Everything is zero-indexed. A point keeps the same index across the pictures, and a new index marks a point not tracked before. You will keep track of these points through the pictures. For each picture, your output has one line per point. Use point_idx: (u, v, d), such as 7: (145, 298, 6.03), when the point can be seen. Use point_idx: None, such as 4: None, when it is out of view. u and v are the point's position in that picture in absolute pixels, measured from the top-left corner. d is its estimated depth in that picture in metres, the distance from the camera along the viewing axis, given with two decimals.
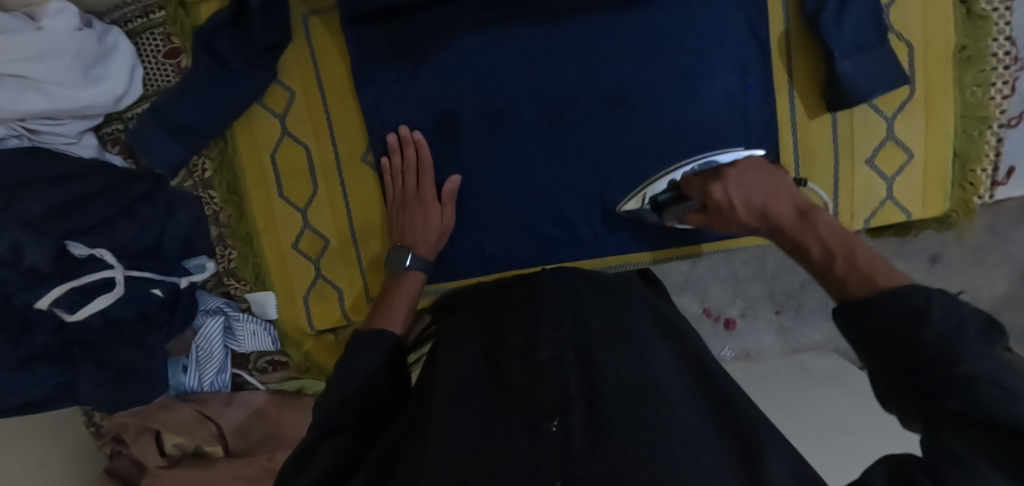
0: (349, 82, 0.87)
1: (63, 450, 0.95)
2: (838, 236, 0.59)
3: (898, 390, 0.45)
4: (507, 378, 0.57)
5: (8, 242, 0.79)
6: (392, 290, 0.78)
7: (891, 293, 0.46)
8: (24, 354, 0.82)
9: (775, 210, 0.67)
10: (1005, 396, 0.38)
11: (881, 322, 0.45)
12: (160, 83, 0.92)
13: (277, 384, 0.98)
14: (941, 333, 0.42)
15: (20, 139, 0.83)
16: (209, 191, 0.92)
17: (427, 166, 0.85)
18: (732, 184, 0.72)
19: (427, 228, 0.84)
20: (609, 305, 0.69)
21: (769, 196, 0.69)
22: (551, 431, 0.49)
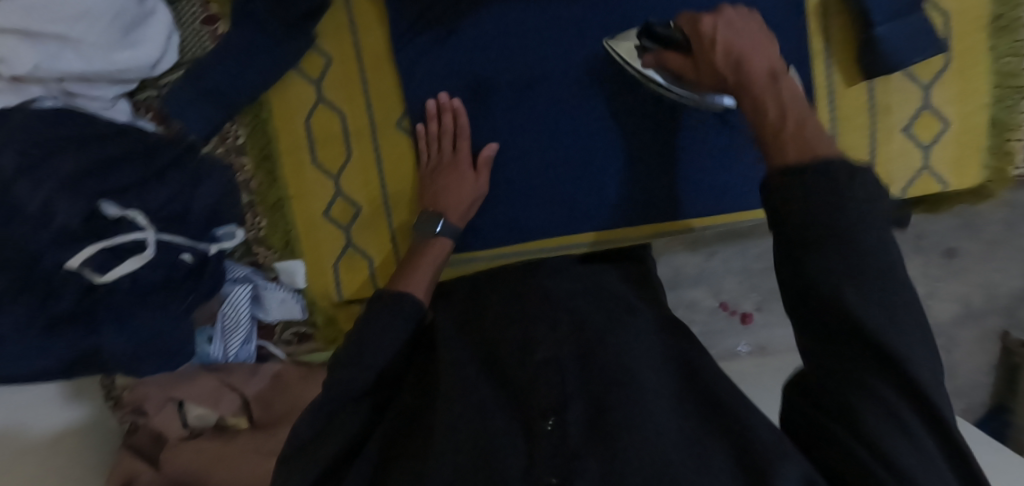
0: (386, 48, 0.87)
1: (68, 427, 0.91)
2: (793, 107, 0.58)
3: (805, 281, 0.50)
4: (509, 377, 0.67)
5: (40, 198, 0.76)
6: (417, 253, 0.80)
7: (822, 169, 0.50)
8: (48, 317, 0.77)
9: (752, 63, 0.60)
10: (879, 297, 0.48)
11: (803, 204, 0.50)
12: (196, 50, 0.93)
13: (303, 355, 0.98)
14: (852, 209, 0.48)
15: (56, 101, 0.84)
16: (242, 158, 0.92)
17: (464, 134, 0.85)
18: (724, 22, 0.63)
19: (460, 193, 0.84)
20: (604, 305, 0.75)
21: (753, 46, 0.61)
22: (548, 430, 0.59)
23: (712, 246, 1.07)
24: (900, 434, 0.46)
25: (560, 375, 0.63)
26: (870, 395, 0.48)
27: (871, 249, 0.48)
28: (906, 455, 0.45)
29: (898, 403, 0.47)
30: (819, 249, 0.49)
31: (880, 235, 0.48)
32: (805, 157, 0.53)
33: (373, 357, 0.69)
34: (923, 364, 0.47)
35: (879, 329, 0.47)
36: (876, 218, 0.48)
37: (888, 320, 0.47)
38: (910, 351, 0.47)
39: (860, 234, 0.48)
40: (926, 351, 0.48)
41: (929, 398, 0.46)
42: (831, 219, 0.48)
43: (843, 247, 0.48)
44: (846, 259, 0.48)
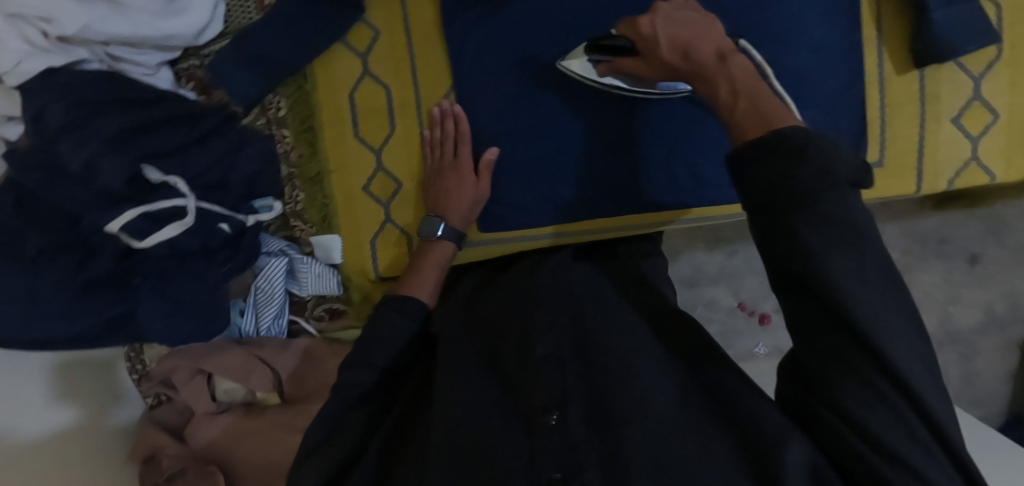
0: (435, 23, 0.87)
1: (57, 430, 0.82)
2: (743, 79, 0.58)
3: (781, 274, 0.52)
4: (511, 375, 0.70)
5: (85, 157, 0.75)
6: (421, 254, 0.84)
7: (778, 139, 0.51)
8: (84, 279, 0.76)
9: (697, 50, 0.61)
10: (850, 279, 0.47)
11: (767, 174, 0.51)
12: (240, 19, 0.92)
13: (335, 332, 0.97)
14: (812, 174, 0.49)
15: (101, 65, 0.83)
16: (283, 130, 0.91)
17: (465, 139, 0.85)
18: (662, 18, 0.64)
19: (461, 197, 0.84)
20: (601, 299, 0.78)
21: (695, 34, 0.62)
22: (551, 425, 0.62)
23: (733, 245, 1.19)
24: (884, 412, 0.47)
25: (560, 371, 0.67)
26: (852, 374, 0.49)
27: (836, 213, 0.48)
28: (888, 430, 0.47)
29: (878, 379, 0.47)
30: (790, 221, 0.49)
31: (844, 199, 0.48)
32: (763, 132, 0.53)
33: (383, 358, 0.74)
34: (899, 333, 0.47)
35: (851, 298, 0.47)
36: (840, 181, 0.48)
37: (863, 289, 0.47)
38: (886, 336, 0.46)
39: (820, 201, 0.48)
40: (901, 319, 0.47)
41: (905, 374, 0.46)
42: (790, 188, 0.49)
43: (806, 217, 0.48)
44: (823, 226, 0.48)
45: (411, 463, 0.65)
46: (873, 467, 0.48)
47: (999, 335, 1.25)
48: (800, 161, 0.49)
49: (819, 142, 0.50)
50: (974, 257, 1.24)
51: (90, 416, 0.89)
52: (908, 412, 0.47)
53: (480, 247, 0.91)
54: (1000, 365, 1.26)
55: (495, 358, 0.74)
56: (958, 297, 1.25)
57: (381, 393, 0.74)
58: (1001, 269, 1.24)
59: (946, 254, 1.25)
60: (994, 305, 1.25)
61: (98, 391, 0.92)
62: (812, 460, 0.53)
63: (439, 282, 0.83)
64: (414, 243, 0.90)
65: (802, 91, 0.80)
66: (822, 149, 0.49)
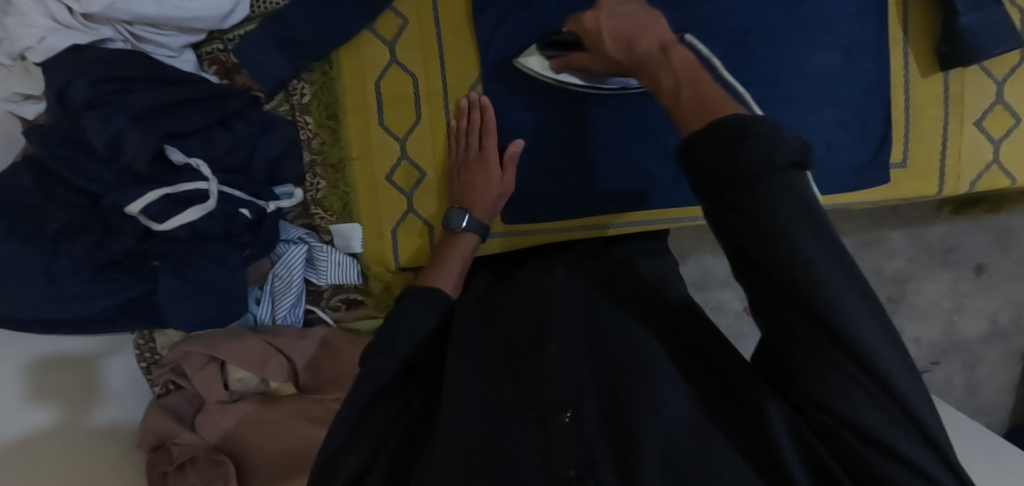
0: (465, 12, 0.87)
1: (33, 433, 0.75)
2: (683, 68, 0.56)
3: (750, 267, 0.48)
4: (521, 370, 0.67)
5: (110, 133, 0.74)
6: (445, 246, 0.83)
7: (716, 124, 0.47)
8: (104, 257, 0.77)
9: (639, 42, 0.61)
10: (822, 273, 0.44)
11: (712, 162, 0.47)
12: (268, 5, 0.91)
13: (352, 322, 0.96)
14: (756, 159, 0.45)
15: (125, 43, 0.82)
16: (305, 116, 0.90)
17: (491, 130, 0.85)
18: (606, 14, 0.67)
19: (487, 189, 0.84)
20: (612, 295, 0.75)
21: (635, 27, 0.63)
22: (565, 423, 0.60)
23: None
24: (867, 404, 0.45)
25: (573, 369, 0.64)
26: (823, 362, 0.46)
27: (782, 199, 0.44)
28: (869, 417, 0.45)
29: (852, 367, 0.45)
30: (745, 212, 0.45)
31: (789, 182, 0.45)
32: (702, 121, 0.49)
33: (407, 347, 0.70)
34: (867, 320, 0.45)
35: (814, 287, 0.44)
36: (782, 164, 0.45)
37: (834, 275, 0.44)
38: (863, 332, 0.44)
39: (764, 188, 0.45)
40: (864, 304, 0.45)
41: (884, 366, 0.44)
42: (737, 174, 0.45)
43: (754, 206, 0.45)
44: (778, 215, 0.44)
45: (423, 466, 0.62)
46: (866, 456, 0.47)
47: (1004, 345, 1.26)
48: (740, 144, 0.45)
49: (759, 123, 0.46)
50: (980, 267, 1.25)
51: (71, 417, 0.82)
52: (887, 399, 0.45)
53: (501, 239, 0.91)
54: (1002, 375, 1.27)
55: (509, 350, 0.71)
56: (963, 306, 1.26)
57: (408, 387, 0.71)
58: (1008, 279, 1.25)
59: (952, 264, 1.26)
60: (999, 315, 1.26)
61: (85, 388, 0.85)
62: (797, 432, 0.53)
63: (464, 273, 0.82)
64: (437, 234, 0.90)
65: (827, 91, 0.81)
66: (765, 130, 0.45)
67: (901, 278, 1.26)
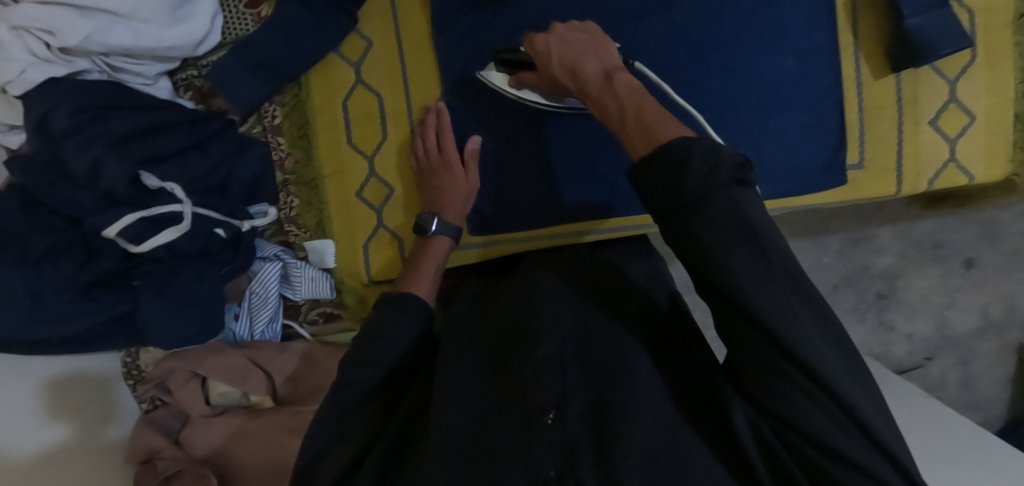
0: (428, 32, 0.88)
1: (51, 446, 0.79)
2: (628, 94, 0.60)
3: (700, 279, 0.52)
4: (511, 371, 0.66)
5: (90, 159, 0.78)
6: (419, 251, 0.84)
7: (661, 149, 0.52)
8: (88, 278, 0.80)
9: (584, 69, 0.64)
10: (765, 282, 0.48)
11: (658, 182, 0.52)
12: (239, 31, 0.94)
13: (330, 336, 0.97)
14: (699, 181, 0.49)
15: (101, 74, 0.85)
16: (277, 137, 0.93)
17: (447, 131, 0.86)
18: (555, 38, 0.69)
19: (453, 192, 0.85)
20: (603, 295, 0.76)
21: (581, 54, 0.65)
22: (548, 424, 0.59)
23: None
24: (810, 407, 0.49)
25: (561, 372, 0.63)
26: (780, 377, 0.50)
27: (723, 217, 0.49)
28: (816, 420, 0.49)
29: (795, 374, 0.49)
30: (689, 225, 0.50)
31: (733, 199, 0.49)
32: (649, 146, 0.54)
33: (390, 352, 0.70)
34: (813, 333, 0.48)
35: (754, 298, 0.48)
36: (726, 183, 0.49)
37: (771, 289, 0.48)
38: (805, 339, 0.48)
39: (706, 202, 0.49)
40: (810, 311, 0.49)
41: (827, 370, 0.48)
42: (682, 197, 0.50)
43: (697, 226, 0.50)
44: (716, 230, 0.49)
45: (415, 464, 0.61)
46: (817, 461, 0.49)
47: (997, 339, 1.26)
48: (683, 167, 0.50)
49: (702, 145, 0.51)
50: (969, 261, 1.25)
51: (82, 431, 0.86)
52: (829, 402, 0.48)
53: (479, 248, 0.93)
54: (998, 369, 1.27)
55: (500, 350, 0.71)
56: (954, 301, 1.26)
57: (386, 389, 0.70)
58: (997, 272, 1.24)
59: (941, 259, 1.26)
60: (990, 309, 1.25)
61: (92, 401, 0.90)
62: (756, 428, 0.55)
63: (439, 276, 0.82)
64: (406, 247, 0.91)
65: (787, 96, 0.83)
66: (704, 152, 0.50)
67: (890, 275, 1.27)
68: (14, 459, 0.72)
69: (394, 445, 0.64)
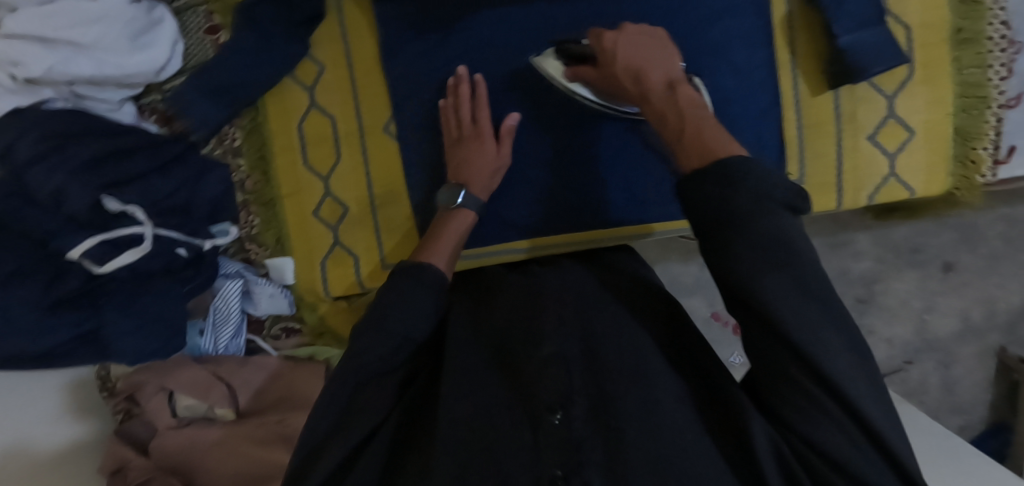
0: (377, 55, 0.91)
1: (73, 441, 0.94)
2: (690, 110, 0.59)
3: (728, 291, 0.51)
4: (514, 365, 0.62)
5: (52, 186, 0.80)
6: (439, 225, 0.79)
7: (723, 166, 0.51)
8: (55, 297, 0.83)
9: (649, 77, 0.64)
10: (795, 297, 0.48)
11: (708, 198, 0.51)
12: (199, 57, 0.98)
13: (289, 350, 1.01)
14: (750, 199, 0.49)
15: (65, 102, 0.88)
16: (237, 159, 0.97)
17: (484, 100, 0.85)
18: (625, 39, 0.69)
19: (483, 163, 0.83)
20: (604, 293, 0.73)
21: (646, 61, 0.65)
22: (554, 425, 0.53)
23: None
24: (824, 421, 0.48)
25: (565, 368, 0.59)
26: (796, 390, 0.49)
27: (771, 238, 0.48)
28: (832, 438, 0.48)
29: (818, 392, 0.48)
30: (728, 243, 0.50)
31: (779, 224, 0.49)
32: (703, 161, 0.54)
33: (402, 326, 0.62)
34: (836, 343, 0.47)
35: (789, 316, 0.47)
36: (776, 205, 0.49)
37: (796, 305, 0.47)
38: (829, 354, 0.47)
39: (757, 222, 0.48)
40: (837, 330, 0.48)
41: (847, 387, 0.47)
42: (724, 213, 0.50)
43: (741, 243, 0.49)
44: (753, 254, 0.48)
45: (414, 465, 0.56)
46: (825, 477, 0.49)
47: (977, 342, 1.25)
48: (734, 186, 0.50)
49: (754, 168, 0.50)
50: (948, 266, 1.23)
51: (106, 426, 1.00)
52: (843, 417, 0.47)
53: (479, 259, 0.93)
54: (978, 373, 1.25)
55: (502, 349, 0.65)
56: (933, 305, 1.24)
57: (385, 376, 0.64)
58: (975, 276, 1.23)
59: (919, 263, 1.24)
60: (970, 312, 1.24)
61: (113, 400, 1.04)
62: (778, 449, 0.51)
63: (455, 252, 0.76)
64: (362, 263, 0.95)
65: (732, 113, 0.84)
66: (760, 176, 0.50)
67: (868, 279, 1.25)
68: (34, 455, 0.88)
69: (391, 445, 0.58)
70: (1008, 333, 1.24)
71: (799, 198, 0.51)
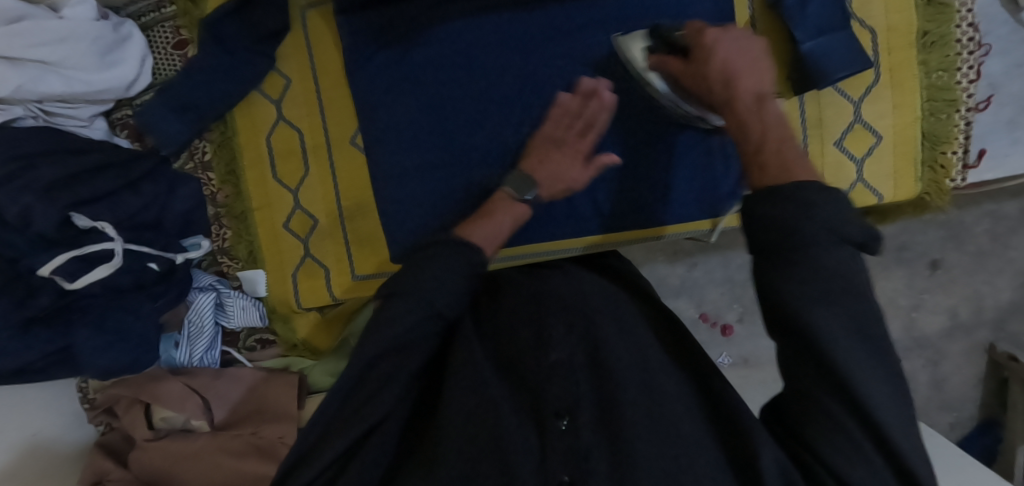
0: (342, 68, 0.91)
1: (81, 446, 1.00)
2: (778, 127, 0.60)
3: (766, 305, 0.51)
4: (523, 371, 0.61)
5: (20, 206, 0.81)
6: (495, 205, 0.76)
7: (794, 186, 0.51)
8: (25, 315, 0.84)
9: (740, 83, 0.63)
10: (831, 320, 0.47)
11: (774, 219, 0.51)
12: (168, 72, 0.98)
13: (265, 361, 1.03)
14: (821, 229, 0.49)
15: (35, 119, 0.89)
16: (208, 173, 0.98)
17: (599, 125, 0.78)
18: (727, 38, 0.66)
19: (562, 179, 0.78)
20: (614, 294, 0.72)
21: (743, 66, 0.64)
22: (562, 429, 0.55)
23: (693, 257, 1.18)
24: (843, 439, 0.47)
25: (574, 378, 0.59)
26: (812, 406, 0.49)
27: (828, 269, 0.48)
28: (839, 451, 0.47)
29: (840, 411, 0.47)
30: (783, 267, 0.50)
31: (836, 258, 0.49)
32: (782, 181, 0.54)
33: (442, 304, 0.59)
34: (871, 371, 0.47)
35: (821, 336, 0.47)
36: (843, 240, 0.49)
37: (832, 326, 0.47)
38: (859, 371, 0.46)
39: (816, 254, 0.49)
40: (868, 352, 0.47)
41: (873, 409, 0.46)
42: (789, 241, 0.49)
43: (806, 270, 0.49)
44: (805, 283, 0.48)
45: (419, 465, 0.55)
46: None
47: (966, 339, 1.18)
48: (812, 210, 0.49)
49: (832, 196, 0.50)
50: (935, 263, 1.17)
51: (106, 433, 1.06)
52: (862, 435, 0.47)
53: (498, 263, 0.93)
54: (968, 371, 1.19)
55: (506, 350, 0.64)
56: (921, 303, 1.18)
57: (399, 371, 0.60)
58: (964, 273, 1.17)
59: (906, 261, 1.18)
60: (958, 310, 1.18)
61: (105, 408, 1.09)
62: (781, 462, 0.50)
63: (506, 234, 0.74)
64: (331, 274, 0.96)
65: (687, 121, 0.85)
66: (839, 206, 0.50)
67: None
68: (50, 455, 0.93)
69: (391, 442, 0.57)
70: (997, 329, 1.18)
71: (871, 239, 0.50)
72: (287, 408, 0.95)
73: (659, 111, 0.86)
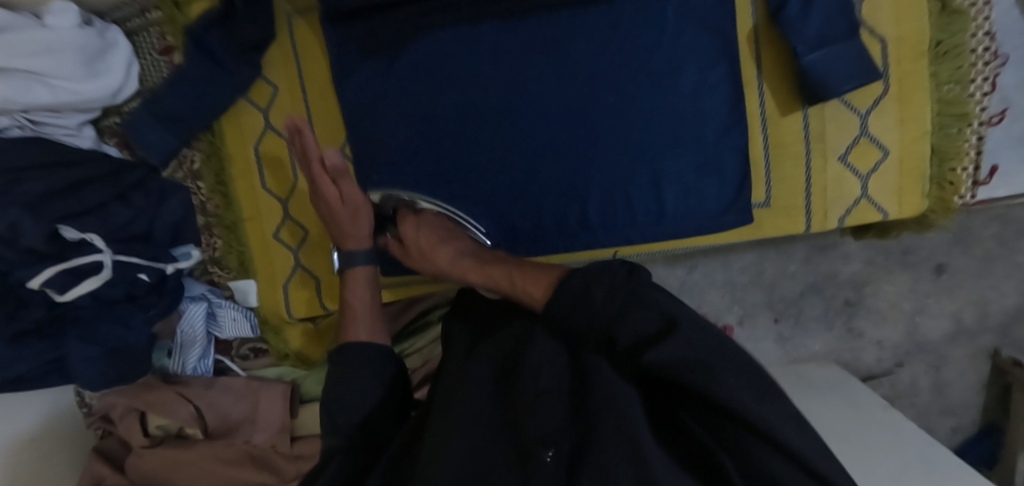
0: (328, 76, 0.91)
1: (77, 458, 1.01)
2: (502, 269, 0.74)
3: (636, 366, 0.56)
4: (510, 396, 0.58)
5: (7, 221, 0.79)
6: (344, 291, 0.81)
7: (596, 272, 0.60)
8: (18, 328, 0.83)
9: (451, 253, 0.79)
10: (705, 367, 0.51)
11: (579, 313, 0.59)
12: (155, 78, 0.98)
13: (258, 369, 1.04)
14: (634, 303, 0.57)
15: (23, 129, 0.86)
16: (198, 182, 0.97)
17: (314, 153, 0.82)
18: (417, 224, 0.82)
19: (344, 217, 0.83)
20: None
21: (441, 242, 0.80)
22: (546, 461, 0.52)
23: (693, 260, 1.16)
24: (773, 455, 0.49)
25: (556, 403, 0.56)
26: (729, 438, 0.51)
27: (653, 325, 0.56)
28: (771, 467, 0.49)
29: (761, 445, 0.49)
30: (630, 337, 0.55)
31: (660, 308, 0.57)
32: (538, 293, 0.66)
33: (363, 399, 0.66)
34: (742, 392, 0.50)
35: (708, 379, 0.51)
36: (660, 307, 0.57)
37: (713, 367, 0.51)
38: (749, 401, 0.50)
39: (647, 311, 0.57)
40: (747, 381, 0.52)
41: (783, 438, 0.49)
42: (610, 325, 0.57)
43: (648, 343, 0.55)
44: (645, 337, 0.55)
45: None
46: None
47: (969, 344, 1.16)
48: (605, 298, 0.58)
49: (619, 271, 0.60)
50: (939, 267, 1.14)
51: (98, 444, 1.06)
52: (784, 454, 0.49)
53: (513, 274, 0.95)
54: (971, 375, 1.17)
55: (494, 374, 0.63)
56: (924, 307, 1.15)
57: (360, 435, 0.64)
58: (968, 279, 1.13)
59: (910, 265, 1.14)
60: (962, 315, 1.15)
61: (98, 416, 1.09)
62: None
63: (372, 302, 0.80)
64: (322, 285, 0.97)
65: (677, 136, 0.84)
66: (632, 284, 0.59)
67: (858, 282, 1.15)
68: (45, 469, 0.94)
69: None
70: (1001, 334, 1.15)
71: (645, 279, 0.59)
72: (280, 417, 0.97)
73: (655, 124, 0.84)
